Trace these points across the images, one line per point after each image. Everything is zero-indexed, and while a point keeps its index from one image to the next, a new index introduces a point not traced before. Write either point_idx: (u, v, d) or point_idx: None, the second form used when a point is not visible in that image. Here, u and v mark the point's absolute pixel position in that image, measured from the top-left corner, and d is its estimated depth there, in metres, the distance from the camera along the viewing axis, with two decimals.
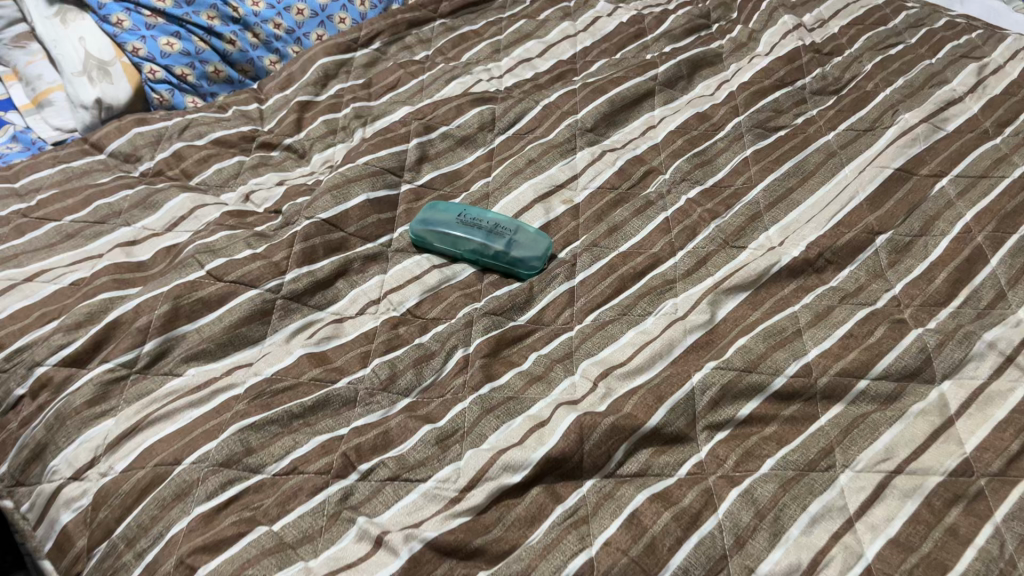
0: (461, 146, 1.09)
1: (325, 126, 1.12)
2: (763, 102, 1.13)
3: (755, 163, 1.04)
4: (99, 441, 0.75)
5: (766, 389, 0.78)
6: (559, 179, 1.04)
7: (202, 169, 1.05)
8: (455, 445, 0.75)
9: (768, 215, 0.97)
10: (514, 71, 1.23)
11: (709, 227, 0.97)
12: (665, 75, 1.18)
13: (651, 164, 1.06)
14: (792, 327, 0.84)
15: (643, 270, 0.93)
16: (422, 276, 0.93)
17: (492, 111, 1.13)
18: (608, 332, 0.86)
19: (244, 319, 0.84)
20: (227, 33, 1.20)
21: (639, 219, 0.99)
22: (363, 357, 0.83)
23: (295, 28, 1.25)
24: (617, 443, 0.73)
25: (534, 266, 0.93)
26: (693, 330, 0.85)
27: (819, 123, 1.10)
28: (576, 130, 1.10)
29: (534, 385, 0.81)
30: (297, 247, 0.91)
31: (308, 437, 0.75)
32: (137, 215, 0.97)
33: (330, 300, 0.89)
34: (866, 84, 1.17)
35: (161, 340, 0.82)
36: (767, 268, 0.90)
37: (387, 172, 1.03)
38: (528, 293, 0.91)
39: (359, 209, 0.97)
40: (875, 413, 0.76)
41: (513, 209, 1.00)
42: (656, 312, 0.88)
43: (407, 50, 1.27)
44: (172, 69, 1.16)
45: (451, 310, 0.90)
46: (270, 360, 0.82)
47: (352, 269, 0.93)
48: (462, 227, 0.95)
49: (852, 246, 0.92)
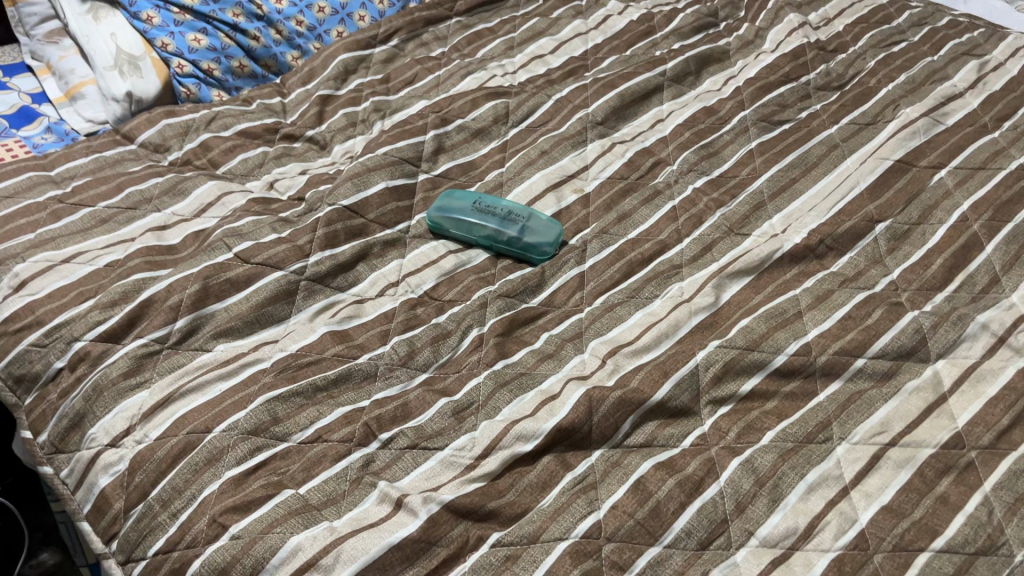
0: (476, 138, 1.14)
1: (346, 119, 1.17)
2: (769, 97, 1.17)
3: (760, 155, 1.08)
4: (135, 411, 0.79)
5: (767, 366, 0.82)
6: (570, 170, 1.08)
7: (228, 159, 1.10)
8: (471, 417, 0.79)
9: (772, 204, 1.01)
10: (527, 67, 1.27)
11: (715, 215, 1.01)
12: (674, 71, 1.22)
13: (660, 156, 1.10)
14: (793, 309, 0.87)
15: (651, 255, 0.97)
16: (438, 261, 0.97)
17: (506, 105, 1.17)
18: (617, 314, 0.89)
19: (270, 298, 0.89)
20: (252, 30, 1.24)
21: (647, 207, 1.03)
22: (383, 335, 0.87)
23: (316, 25, 1.30)
24: (624, 415, 0.77)
25: (546, 252, 0.98)
26: (698, 311, 0.88)
27: (823, 117, 1.14)
28: (587, 123, 1.14)
29: (546, 362, 0.85)
30: (319, 232, 0.96)
31: (332, 408, 0.79)
32: (167, 201, 1.02)
33: (351, 283, 0.94)
34: (869, 80, 1.21)
35: (192, 317, 0.86)
36: (770, 254, 0.94)
37: (405, 162, 1.07)
38: (540, 277, 0.95)
39: (379, 197, 1.01)
40: (871, 390, 0.80)
41: (526, 198, 1.04)
42: (663, 295, 0.92)
43: (424, 47, 1.32)
44: (199, 64, 1.21)
45: (466, 292, 0.94)
46: (295, 337, 0.86)
47: (372, 254, 0.97)
48: (477, 214, 0.99)
49: (853, 233, 0.96)
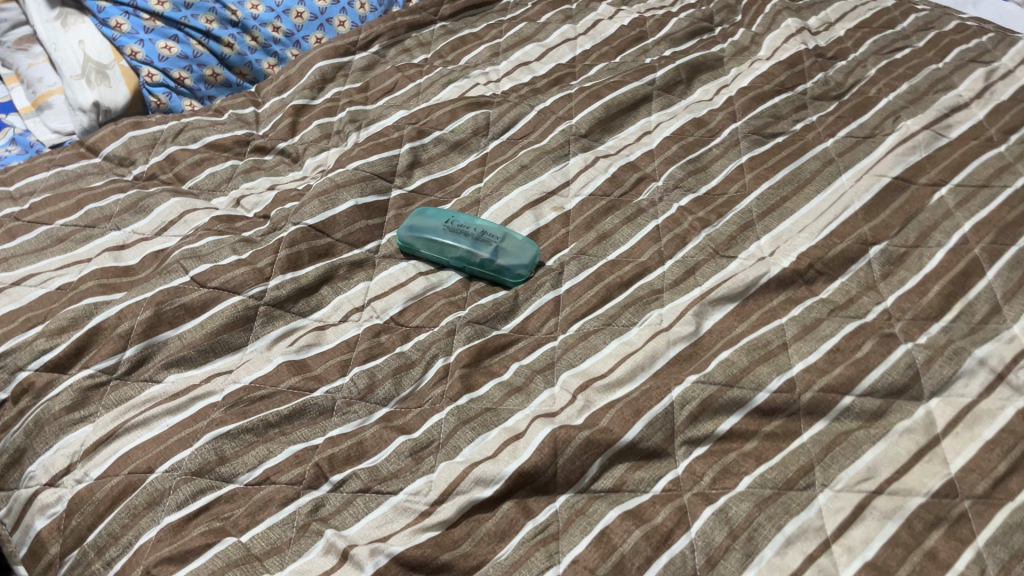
0: (454, 151, 1.09)
1: (320, 130, 1.12)
2: (762, 108, 1.12)
3: (750, 171, 1.03)
4: (76, 448, 0.76)
5: (747, 404, 0.77)
6: (550, 185, 1.03)
7: (195, 173, 1.05)
8: (429, 457, 0.74)
9: (761, 224, 0.96)
10: (512, 75, 1.22)
11: (700, 236, 0.95)
12: (663, 80, 1.17)
13: (645, 171, 1.05)
14: (778, 340, 0.82)
15: (631, 279, 0.91)
16: (407, 284, 0.92)
17: (486, 116, 1.12)
18: (591, 342, 0.84)
19: (225, 326, 0.84)
20: (225, 36, 1.20)
21: (629, 226, 0.98)
22: (343, 366, 0.83)
23: (293, 31, 1.25)
24: (592, 457, 0.72)
25: (520, 274, 0.93)
26: (677, 342, 0.83)
27: (818, 129, 1.08)
28: (570, 136, 1.09)
29: (513, 396, 0.80)
30: (281, 254, 0.91)
31: (282, 447, 0.75)
32: (128, 219, 0.98)
33: (313, 307, 0.89)
34: (869, 90, 1.15)
35: (142, 345, 0.82)
36: (756, 279, 0.89)
37: (378, 178, 1.02)
38: (513, 301, 0.90)
39: (347, 215, 0.97)
40: (859, 430, 0.75)
41: (503, 217, 0.99)
42: (641, 322, 0.86)
43: (406, 53, 1.27)
44: (170, 72, 1.16)
45: (434, 318, 0.89)
46: (249, 368, 0.82)
47: (337, 276, 0.92)
48: (449, 234, 0.94)
49: (845, 257, 0.90)
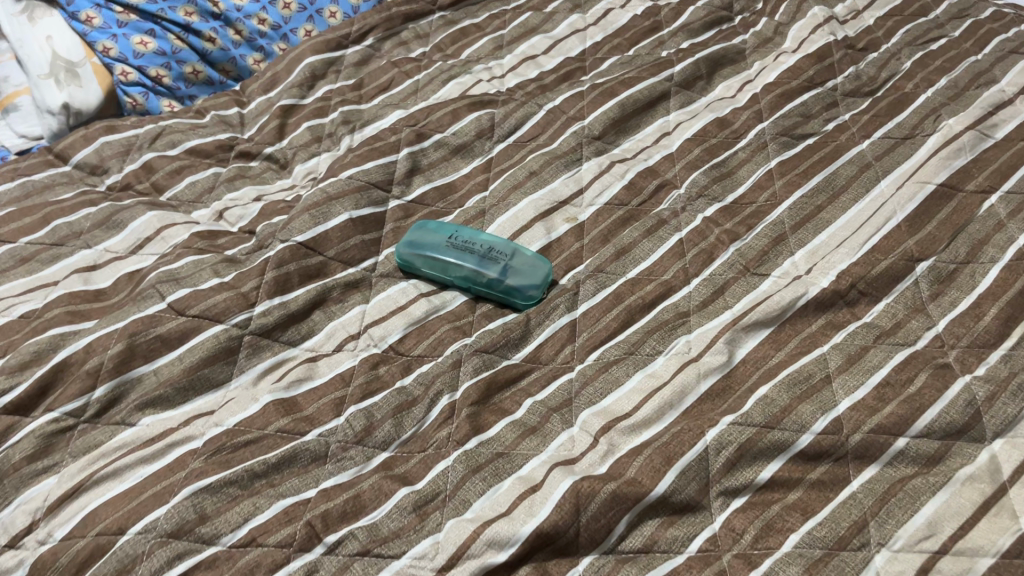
0: (456, 156, 1.00)
1: (310, 133, 1.03)
2: (790, 106, 1.03)
3: (780, 177, 0.94)
4: (40, 502, 0.67)
5: (789, 449, 0.69)
6: (562, 194, 0.95)
7: (173, 183, 0.96)
8: (435, 513, 0.66)
9: (794, 237, 0.88)
10: (517, 70, 1.13)
11: (728, 251, 0.87)
12: (682, 76, 1.08)
13: (665, 177, 0.96)
14: (820, 373, 0.74)
15: (654, 300, 0.83)
16: (408, 307, 0.84)
17: (491, 116, 1.04)
18: (612, 375, 0.76)
19: (206, 359, 0.76)
20: (206, 30, 1.11)
21: (650, 240, 0.89)
22: (337, 404, 0.75)
23: (281, 23, 1.15)
24: (619, 514, 0.64)
25: (531, 296, 0.84)
26: (708, 375, 0.75)
27: (852, 130, 1.00)
28: (583, 138, 1.00)
29: (527, 439, 0.72)
30: (268, 276, 0.83)
31: (270, 502, 0.67)
32: (99, 235, 0.89)
33: (304, 335, 0.81)
34: (905, 84, 1.07)
35: (113, 384, 0.73)
36: (792, 302, 0.80)
37: (374, 187, 0.94)
38: (524, 326, 0.82)
39: (340, 230, 0.88)
40: (916, 478, 0.67)
41: (511, 231, 0.91)
42: (667, 351, 0.78)
43: (402, 46, 1.18)
44: (146, 70, 1.07)
45: (438, 346, 0.81)
46: (233, 408, 0.74)
47: (329, 299, 0.84)
48: (453, 251, 0.86)
49: (889, 275, 0.82)
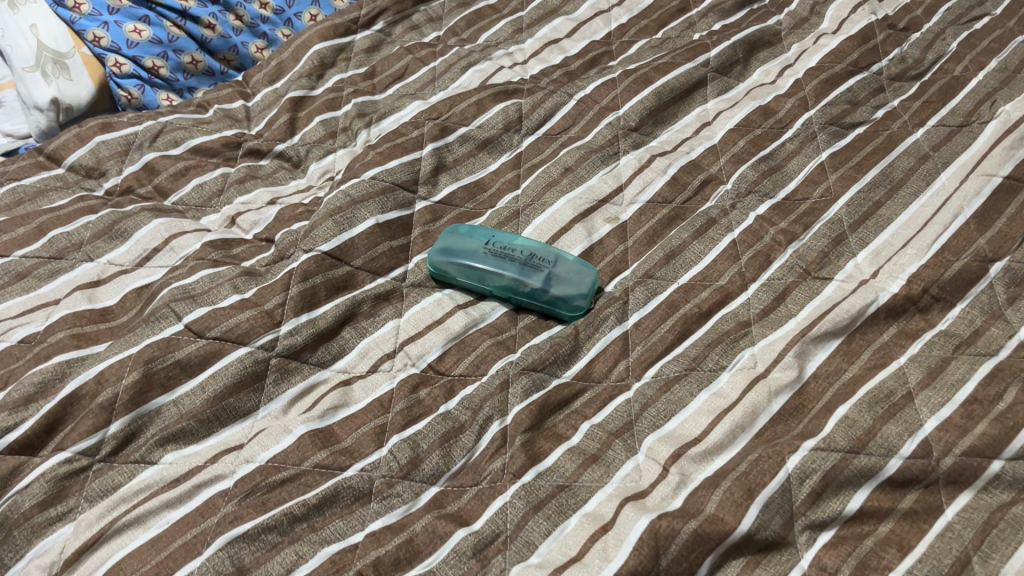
0: (483, 151, 0.93)
1: (323, 128, 0.96)
2: (836, 92, 0.97)
3: (833, 170, 0.88)
4: (55, 556, 0.60)
5: (878, 476, 0.63)
6: (601, 192, 0.88)
7: (178, 186, 0.89)
8: (497, 556, 0.60)
9: (855, 237, 0.82)
10: (540, 56, 1.06)
11: (786, 253, 0.81)
12: (718, 60, 1.02)
13: (710, 172, 0.90)
14: (901, 389, 0.68)
15: (710, 308, 0.77)
16: (445, 320, 0.77)
17: (518, 107, 0.97)
18: (674, 395, 0.71)
19: (231, 387, 0.69)
20: (205, 16, 1.02)
21: (700, 241, 0.83)
22: (378, 434, 0.68)
23: (284, 7, 1.08)
24: (701, 556, 0.58)
25: (578, 306, 0.78)
26: (779, 393, 0.70)
27: (903, 118, 0.94)
28: (618, 130, 0.94)
29: (590, 468, 0.66)
30: (292, 290, 0.76)
31: (314, 549, 0.60)
32: (101, 246, 0.81)
33: (335, 356, 0.74)
34: (953, 68, 1.01)
35: (130, 418, 0.67)
36: (862, 309, 0.75)
37: (399, 188, 0.87)
38: (574, 341, 0.76)
39: (367, 237, 0.81)
40: (1016, 506, 0.61)
41: (549, 234, 0.85)
42: (732, 366, 0.73)
43: (415, 31, 1.10)
44: (141, 61, 0.99)
45: (481, 364, 0.74)
46: (265, 442, 0.67)
47: (360, 314, 0.77)
48: (491, 259, 0.79)
49: (963, 277, 0.77)
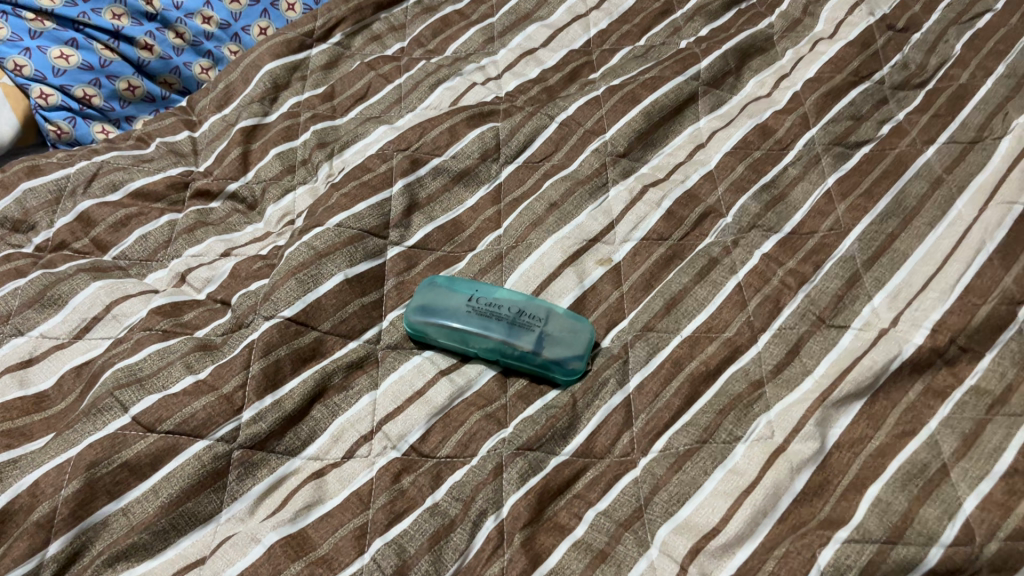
0: (459, 184, 0.85)
1: (280, 162, 0.87)
2: (838, 107, 0.90)
3: (841, 199, 0.81)
4: None
5: (919, 569, 0.57)
6: (590, 230, 0.81)
7: (119, 238, 0.79)
8: None
9: (869, 277, 0.75)
10: (515, 68, 0.97)
11: (796, 297, 0.75)
12: (709, 72, 0.94)
13: (708, 203, 0.83)
14: (936, 462, 0.62)
15: (718, 366, 0.70)
16: (426, 391, 0.69)
17: (495, 132, 0.88)
18: (686, 475, 0.64)
19: (188, 490, 0.61)
20: (141, 36, 0.92)
21: (703, 286, 0.76)
22: (359, 536, 0.60)
23: (230, 21, 0.97)
24: None
25: (574, 368, 0.70)
26: (802, 468, 0.63)
27: (911, 133, 0.87)
28: (606, 157, 0.86)
29: (599, 569, 0.59)
30: (254, 367, 0.67)
31: None
32: (32, 317, 0.72)
33: (305, 441, 0.66)
34: (959, 74, 0.93)
35: (72, 535, 0.57)
36: (885, 365, 0.68)
37: (369, 235, 0.78)
38: (572, 412, 0.69)
39: (335, 296, 0.73)
40: None
41: (537, 282, 0.77)
42: (747, 436, 0.66)
43: (376, 42, 1.00)
44: (70, 90, 0.89)
45: (470, 443, 0.67)
46: (230, 554, 0.58)
47: (331, 388, 0.69)
48: (475, 318, 0.71)
49: (990, 324, 0.70)
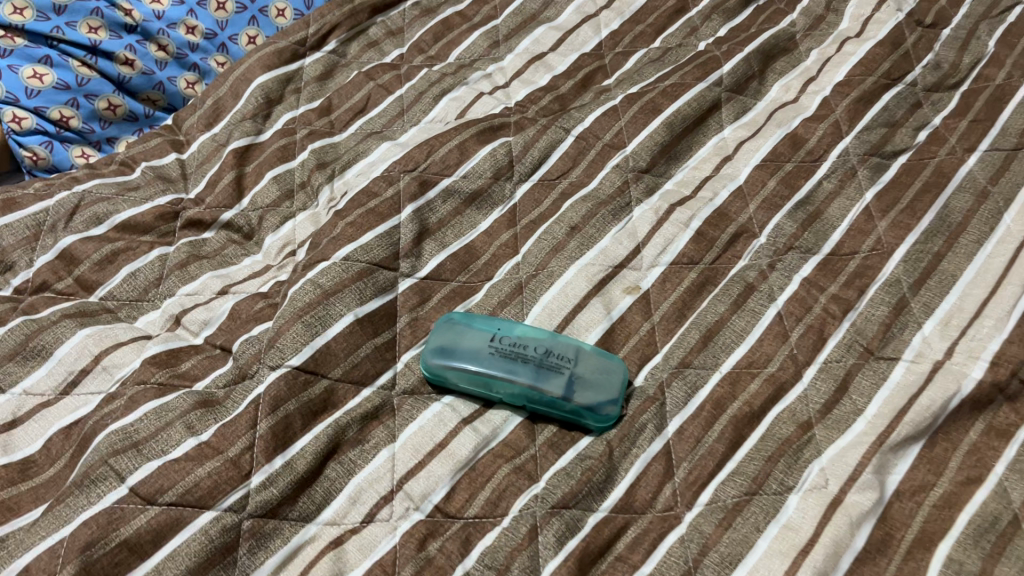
0: (472, 206, 0.79)
1: (278, 186, 0.80)
2: (871, 113, 0.84)
3: (882, 216, 0.76)
4: None
5: None
6: (616, 254, 0.75)
7: (105, 278, 0.73)
8: None
9: (918, 302, 0.70)
10: (524, 75, 0.91)
11: (842, 327, 0.70)
12: (732, 78, 0.88)
13: (739, 222, 0.78)
14: (1008, 514, 0.57)
15: (763, 407, 0.65)
16: (449, 444, 0.64)
17: (508, 149, 0.82)
18: (737, 533, 0.58)
19: (195, 570, 0.54)
20: (120, 50, 0.86)
21: (740, 316, 0.71)
22: None
23: (216, 30, 0.91)
24: None
25: (608, 414, 0.65)
26: (862, 523, 0.58)
27: (951, 140, 0.81)
28: (628, 173, 0.81)
29: None
30: (261, 426, 0.62)
31: None
32: (13, 372, 0.65)
33: (320, 505, 0.60)
34: (995, 73, 0.88)
35: None
36: (944, 403, 0.63)
37: (379, 268, 0.72)
38: (608, 463, 0.63)
39: (345, 339, 0.67)
40: None
41: (562, 315, 0.71)
42: (799, 487, 0.61)
43: (373, 49, 0.94)
44: (45, 112, 0.82)
45: (500, 502, 0.61)
46: None
47: (345, 444, 0.63)
48: (499, 361, 0.65)
49: None
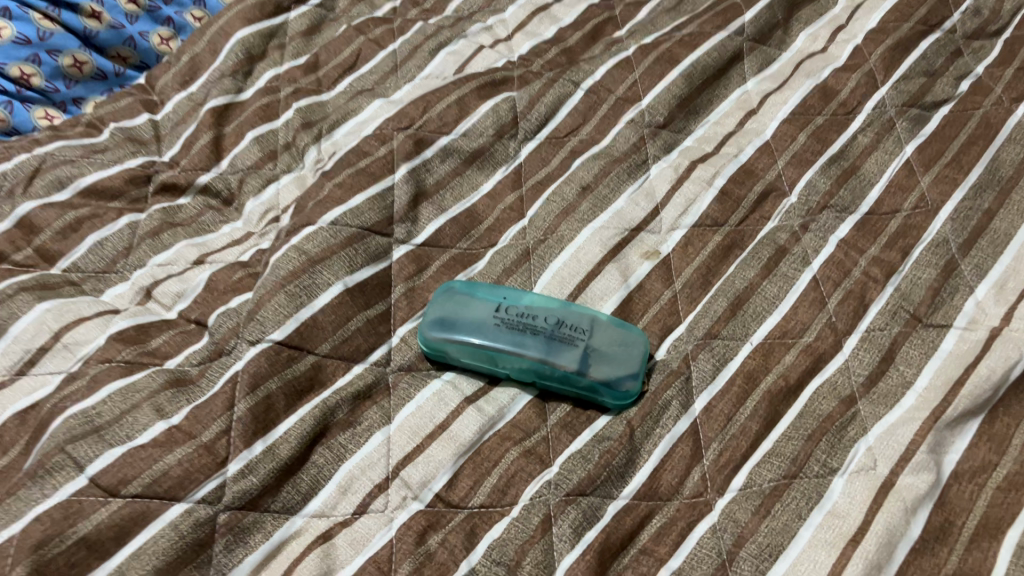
0: (472, 166, 0.72)
1: (260, 148, 0.74)
2: (908, 62, 0.77)
3: (924, 171, 0.69)
4: None
5: None
6: (632, 217, 0.68)
7: (68, 247, 0.66)
8: None
9: (968, 264, 0.63)
10: (528, 28, 0.84)
11: (885, 292, 0.62)
12: (755, 26, 0.81)
13: (766, 180, 0.71)
14: None
15: (800, 381, 0.59)
16: (451, 425, 0.57)
17: (512, 104, 0.75)
18: (776, 521, 0.52)
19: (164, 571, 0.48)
20: (87, 3, 0.80)
21: (771, 282, 0.64)
22: None
23: None
24: None
25: (627, 391, 0.58)
26: (918, 509, 0.51)
27: (996, 90, 0.74)
28: (643, 130, 0.74)
29: None
30: (239, 408, 0.55)
31: None
32: None
33: (306, 496, 0.54)
34: None
35: None
36: (1004, 374, 0.55)
37: (370, 233, 0.65)
38: (629, 446, 0.57)
39: (334, 311, 0.61)
40: None
41: (574, 283, 0.65)
42: (845, 470, 0.54)
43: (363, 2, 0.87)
44: (4, 69, 0.76)
45: (509, 489, 0.55)
46: None
47: (334, 427, 0.57)
48: (505, 333, 0.59)
49: None
